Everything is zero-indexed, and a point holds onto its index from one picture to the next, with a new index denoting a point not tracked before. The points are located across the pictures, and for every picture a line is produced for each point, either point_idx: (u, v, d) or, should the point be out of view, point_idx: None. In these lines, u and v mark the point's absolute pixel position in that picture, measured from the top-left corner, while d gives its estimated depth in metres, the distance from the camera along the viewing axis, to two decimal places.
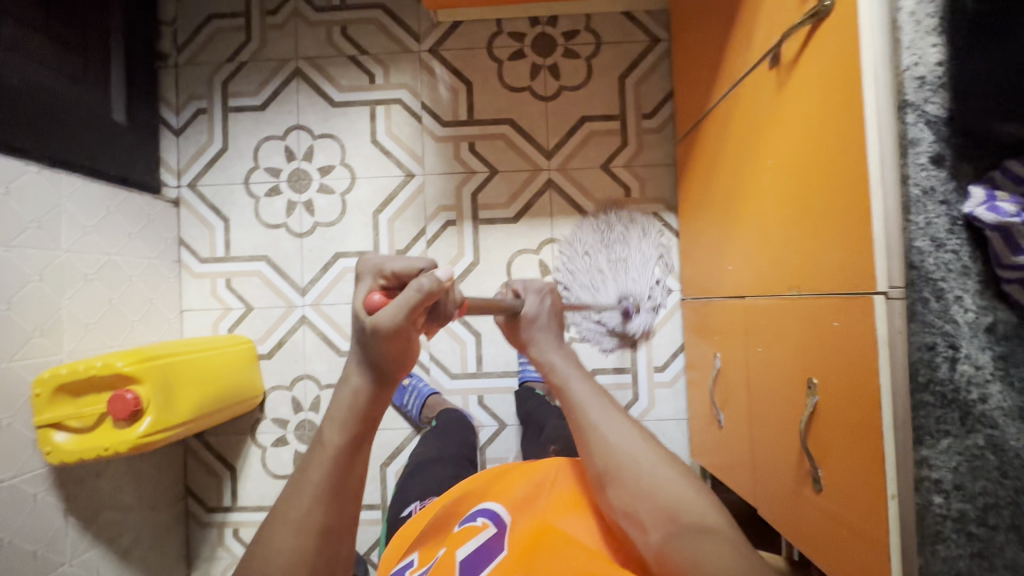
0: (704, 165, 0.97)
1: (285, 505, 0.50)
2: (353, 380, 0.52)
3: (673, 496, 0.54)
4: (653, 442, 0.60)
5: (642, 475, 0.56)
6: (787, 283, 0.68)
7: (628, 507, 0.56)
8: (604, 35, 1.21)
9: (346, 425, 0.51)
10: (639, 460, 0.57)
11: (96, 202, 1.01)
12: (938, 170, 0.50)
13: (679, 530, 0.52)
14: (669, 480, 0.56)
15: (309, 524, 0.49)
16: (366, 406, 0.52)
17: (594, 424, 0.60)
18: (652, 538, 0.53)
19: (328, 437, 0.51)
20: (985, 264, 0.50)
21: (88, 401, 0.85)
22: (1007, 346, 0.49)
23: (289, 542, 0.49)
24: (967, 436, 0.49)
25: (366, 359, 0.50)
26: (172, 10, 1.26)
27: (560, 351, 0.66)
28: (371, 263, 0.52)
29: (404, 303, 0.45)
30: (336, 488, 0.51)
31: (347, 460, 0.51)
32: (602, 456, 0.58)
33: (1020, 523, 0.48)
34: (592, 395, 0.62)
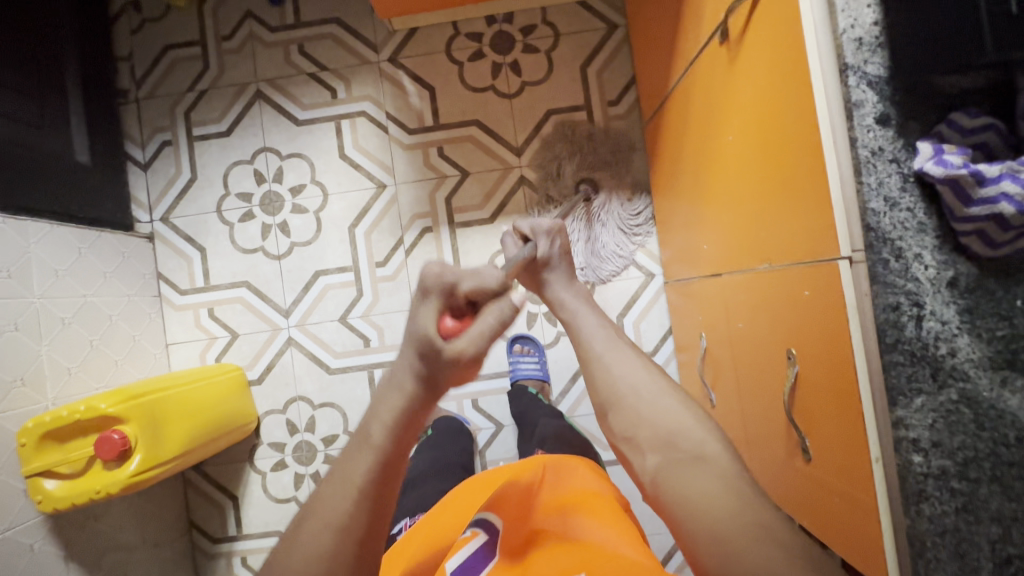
0: (671, 147, 0.97)
1: (321, 507, 0.47)
2: (406, 387, 0.48)
3: (673, 423, 0.52)
4: (655, 369, 0.57)
5: (640, 404, 0.53)
6: (758, 257, 0.68)
7: (628, 432, 0.53)
8: (561, 27, 1.21)
9: (392, 428, 0.48)
10: (640, 390, 0.54)
11: (67, 246, 1.00)
12: (884, 129, 0.50)
13: (678, 458, 0.49)
14: (670, 408, 0.53)
15: (352, 529, 0.46)
16: (412, 415, 0.49)
17: (597, 355, 0.58)
18: (649, 461, 0.51)
19: (373, 436, 0.48)
20: (942, 218, 0.49)
21: (76, 445, 0.85)
22: (971, 299, 0.49)
23: (327, 547, 0.45)
24: (940, 392, 0.49)
25: (428, 375, 0.47)
26: (128, 44, 1.26)
27: (571, 289, 0.66)
28: (442, 279, 0.46)
29: (491, 334, 0.45)
30: (378, 490, 0.48)
31: (386, 463, 0.48)
32: (605, 386, 0.56)
33: (1002, 474, 0.48)
34: (599, 329, 0.61)
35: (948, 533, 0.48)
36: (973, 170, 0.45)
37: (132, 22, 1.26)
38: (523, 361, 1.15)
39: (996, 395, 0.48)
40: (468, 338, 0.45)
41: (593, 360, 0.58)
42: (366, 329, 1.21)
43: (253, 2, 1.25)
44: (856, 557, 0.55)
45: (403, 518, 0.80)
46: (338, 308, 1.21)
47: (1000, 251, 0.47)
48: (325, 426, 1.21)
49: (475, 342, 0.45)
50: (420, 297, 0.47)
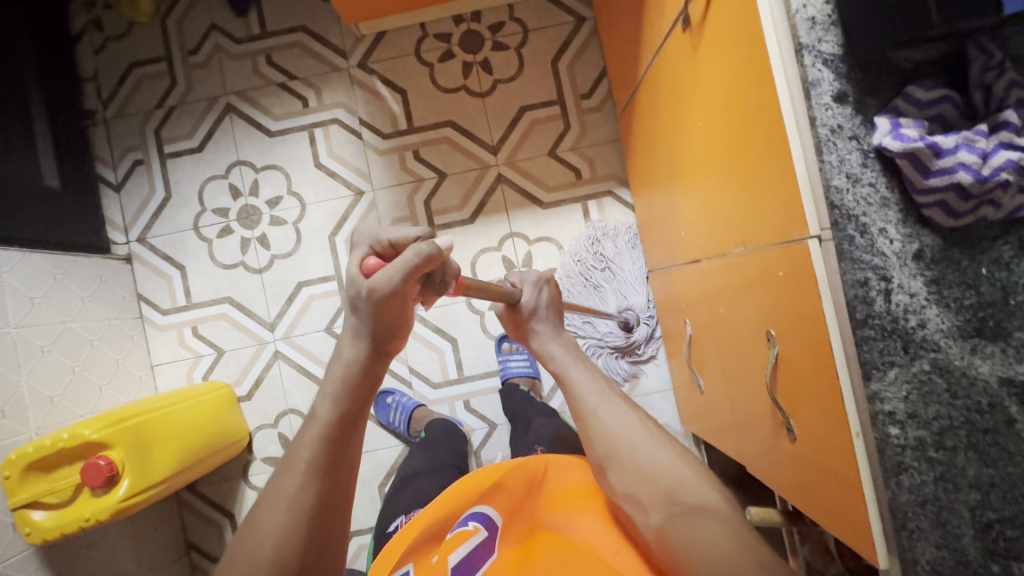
0: (644, 136, 0.97)
1: (274, 485, 0.47)
2: (347, 354, 0.50)
3: (671, 475, 0.51)
4: (650, 422, 0.56)
5: (640, 458, 0.52)
6: (733, 241, 0.68)
7: (628, 489, 0.53)
8: (530, 23, 1.21)
9: (337, 400, 0.49)
10: (638, 444, 0.53)
11: (41, 272, 0.99)
12: (842, 107, 0.50)
13: (678, 510, 0.49)
14: (666, 462, 0.52)
15: (302, 502, 0.46)
16: (357, 380, 0.50)
17: (593, 411, 0.56)
18: (652, 517, 0.50)
19: (320, 412, 0.49)
20: (904, 192, 0.50)
21: (62, 474, 0.84)
22: (937, 270, 0.49)
23: (279, 523, 0.45)
24: (912, 364, 0.49)
25: (363, 327, 0.48)
26: (92, 64, 1.24)
27: (560, 341, 0.63)
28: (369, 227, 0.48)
29: (402, 269, 0.43)
30: (328, 466, 0.48)
31: (341, 432, 0.49)
32: (602, 443, 0.55)
33: (978, 441, 0.48)
34: (591, 381, 0.58)
35: (929, 503, 0.49)
36: (930, 143, 0.45)
37: (95, 41, 1.24)
38: (513, 360, 1.15)
39: (967, 363, 0.49)
40: (379, 276, 0.43)
41: (586, 415, 0.56)
42: None
43: (218, 15, 1.23)
44: (844, 532, 0.55)
45: (398, 516, 0.80)
46: (324, 318, 1.20)
47: (962, 220, 0.48)
48: None
49: (387, 280, 0.43)
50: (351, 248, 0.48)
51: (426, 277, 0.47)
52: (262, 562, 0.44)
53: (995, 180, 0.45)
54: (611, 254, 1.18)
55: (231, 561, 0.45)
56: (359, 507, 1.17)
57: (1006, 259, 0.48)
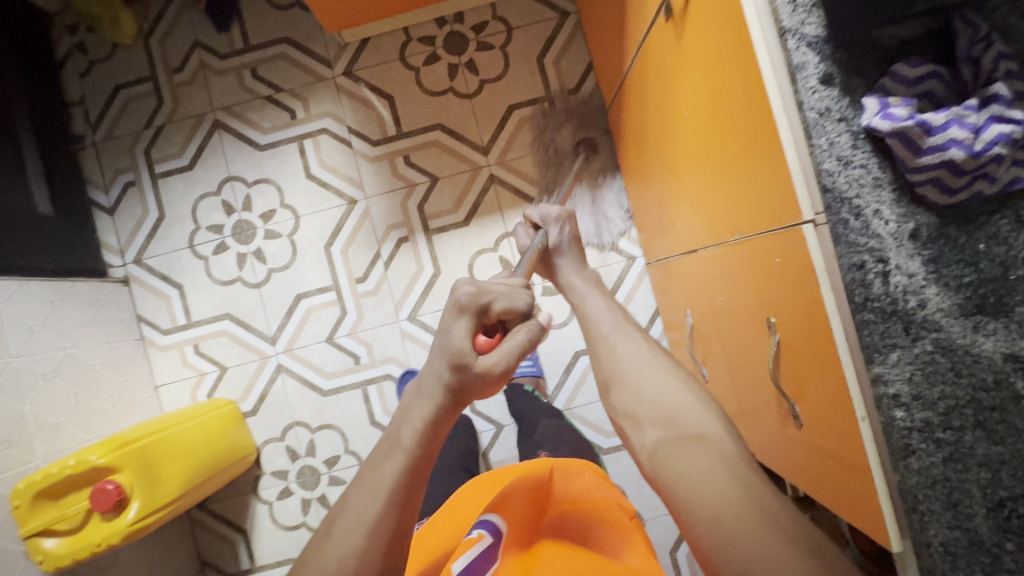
0: (634, 128, 0.96)
1: (355, 508, 0.46)
2: (435, 396, 0.50)
3: (674, 400, 0.49)
4: (659, 350, 0.55)
5: (643, 380, 0.51)
6: (728, 230, 0.67)
7: (629, 409, 0.51)
8: (513, 21, 1.20)
9: (420, 432, 0.49)
10: (642, 367, 0.52)
11: (38, 300, 0.99)
12: (829, 89, 0.50)
13: (673, 434, 0.47)
14: (668, 386, 0.50)
15: (380, 527, 0.45)
16: (442, 415, 0.50)
17: (604, 336, 0.57)
18: (647, 436, 0.49)
19: (403, 440, 0.48)
20: (896, 171, 0.49)
21: (71, 500, 0.84)
22: (935, 248, 0.48)
23: (357, 546, 0.44)
24: (915, 345, 0.49)
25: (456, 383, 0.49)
26: (78, 88, 1.24)
27: (581, 274, 0.67)
28: (476, 298, 0.51)
29: (521, 347, 0.50)
30: (407, 490, 0.47)
31: (415, 469, 0.48)
32: (608, 364, 0.54)
33: (985, 420, 0.48)
34: (606, 311, 0.60)
35: (938, 484, 0.48)
36: (919, 121, 0.45)
37: (80, 65, 1.24)
38: None
39: (969, 341, 0.48)
40: (498, 351, 0.49)
41: (600, 341, 0.57)
42: (355, 346, 1.20)
43: (200, 31, 1.23)
44: (857, 518, 0.54)
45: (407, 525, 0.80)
46: (324, 328, 1.20)
47: (957, 197, 0.47)
48: (326, 448, 1.20)
49: (505, 357, 0.49)
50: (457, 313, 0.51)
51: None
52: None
53: (988, 154, 0.44)
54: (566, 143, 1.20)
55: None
56: None
57: (1004, 234, 0.47)
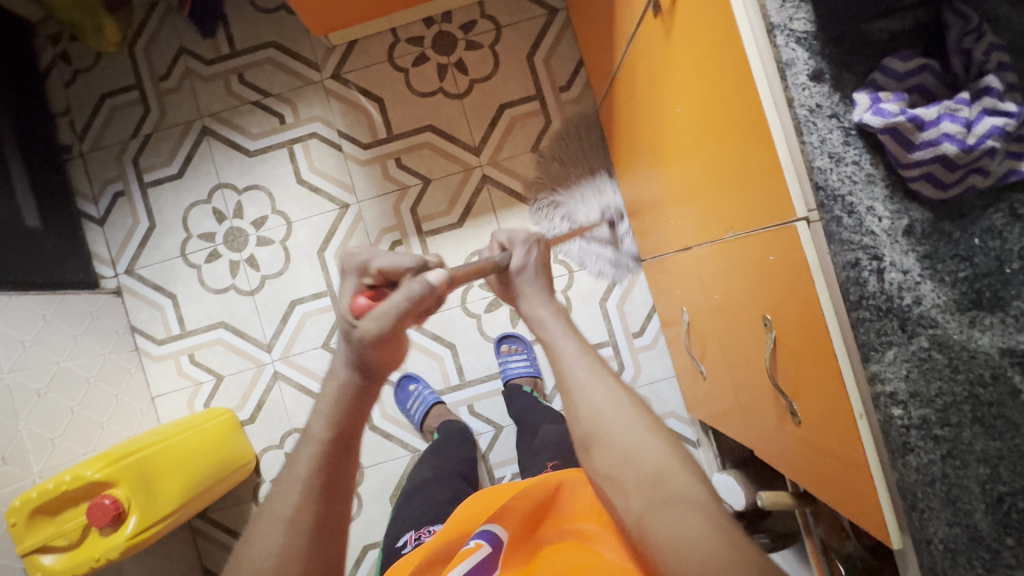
0: (626, 124, 0.95)
1: (275, 504, 0.47)
2: (340, 375, 0.51)
3: (659, 460, 0.49)
4: (640, 404, 0.54)
5: (627, 442, 0.51)
6: (721, 228, 0.66)
7: (612, 471, 0.51)
8: (501, 19, 1.19)
9: (331, 419, 0.50)
10: (623, 426, 0.52)
11: (29, 314, 0.97)
12: (819, 85, 0.49)
13: (662, 500, 0.47)
14: (652, 447, 0.50)
15: (300, 521, 0.46)
16: (351, 402, 0.51)
17: (579, 386, 0.54)
18: (634, 501, 0.48)
19: (314, 431, 0.50)
20: (888, 167, 0.49)
21: (68, 516, 0.83)
22: (929, 244, 0.48)
23: (278, 543, 0.45)
24: (911, 342, 0.48)
25: (353, 356, 0.50)
26: (63, 98, 1.22)
27: (550, 305, 0.61)
28: (357, 261, 0.54)
29: (396, 308, 0.48)
30: (326, 485, 0.48)
31: (330, 455, 0.49)
32: (588, 419, 0.53)
33: (982, 415, 0.47)
34: (579, 355, 0.56)
35: (937, 481, 0.48)
36: (911, 117, 0.44)
37: (64, 75, 1.22)
38: (513, 361, 1.15)
39: (966, 337, 0.48)
40: (371, 316, 0.48)
41: (571, 391, 0.55)
42: None
43: (185, 37, 1.22)
44: (857, 516, 0.54)
45: (406, 531, 0.79)
46: (320, 334, 1.19)
47: (951, 192, 0.46)
48: None
49: (380, 319, 0.48)
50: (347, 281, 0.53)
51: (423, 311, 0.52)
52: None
53: (981, 149, 0.43)
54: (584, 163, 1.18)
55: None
56: (372, 520, 1.15)
57: (998, 227, 0.47)
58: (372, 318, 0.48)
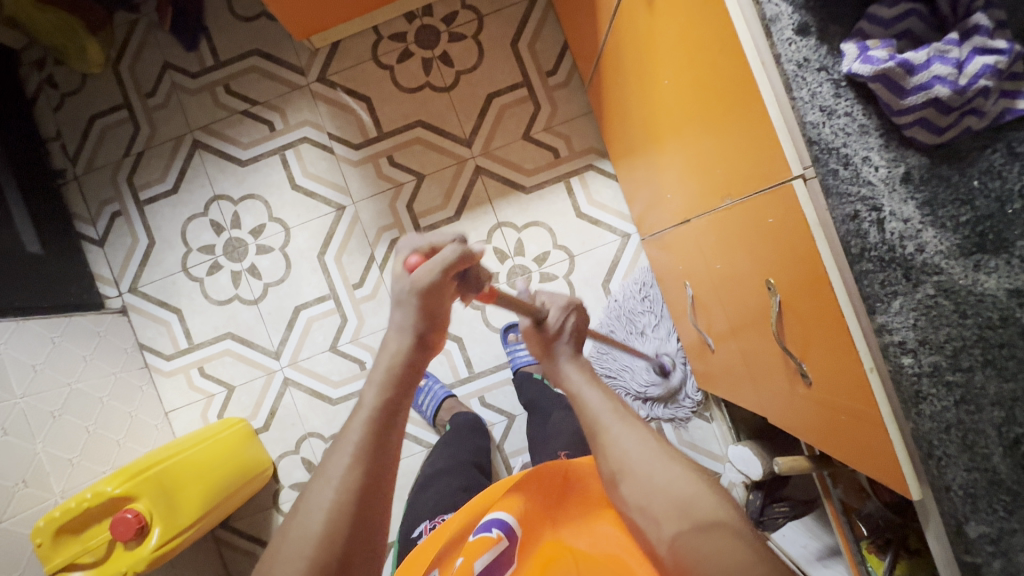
0: (615, 103, 0.95)
1: (327, 464, 0.48)
2: (395, 345, 0.53)
3: (689, 488, 0.51)
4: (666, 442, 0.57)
5: (654, 473, 0.53)
6: (718, 195, 0.66)
7: (641, 502, 0.53)
8: (482, 8, 1.19)
9: (384, 386, 0.52)
10: (651, 461, 0.54)
11: (38, 338, 0.98)
12: (806, 40, 0.49)
13: (691, 527, 0.48)
14: (677, 477, 0.52)
15: (350, 480, 0.47)
16: (404, 367, 0.53)
17: (607, 428, 0.57)
18: (665, 530, 0.50)
19: (366, 400, 0.51)
20: (883, 117, 0.48)
21: (94, 532, 0.84)
22: (928, 190, 0.47)
23: (328, 500, 0.46)
24: (916, 290, 0.48)
25: (408, 321, 0.52)
26: (53, 124, 1.23)
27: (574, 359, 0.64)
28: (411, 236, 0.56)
29: (444, 260, 0.49)
30: (377, 449, 0.49)
31: (383, 426, 0.50)
32: (616, 459, 0.55)
33: (994, 357, 0.46)
34: (605, 404, 0.59)
35: (953, 428, 0.47)
36: (901, 61, 0.44)
37: (52, 100, 1.23)
38: (520, 349, 1.14)
39: (972, 281, 0.47)
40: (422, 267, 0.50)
41: (599, 432, 0.58)
42: (359, 352, 1.19)
43: (169, 52, 1.22)
44: (876, 470, 0.54)
45: (422, 522, 0.80)
46: (327, 338, 1.20)
47: (946, 136, 0.46)
48: None
49: (430, 270, 0.49)
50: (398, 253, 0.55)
51: (464, 279, 0.53)
52: (312, 538, 0.44)
53: (974, 88, 0.43)
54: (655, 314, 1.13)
55: (282, 537, 0.46)
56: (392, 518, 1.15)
57: (997, 167, 0.46)
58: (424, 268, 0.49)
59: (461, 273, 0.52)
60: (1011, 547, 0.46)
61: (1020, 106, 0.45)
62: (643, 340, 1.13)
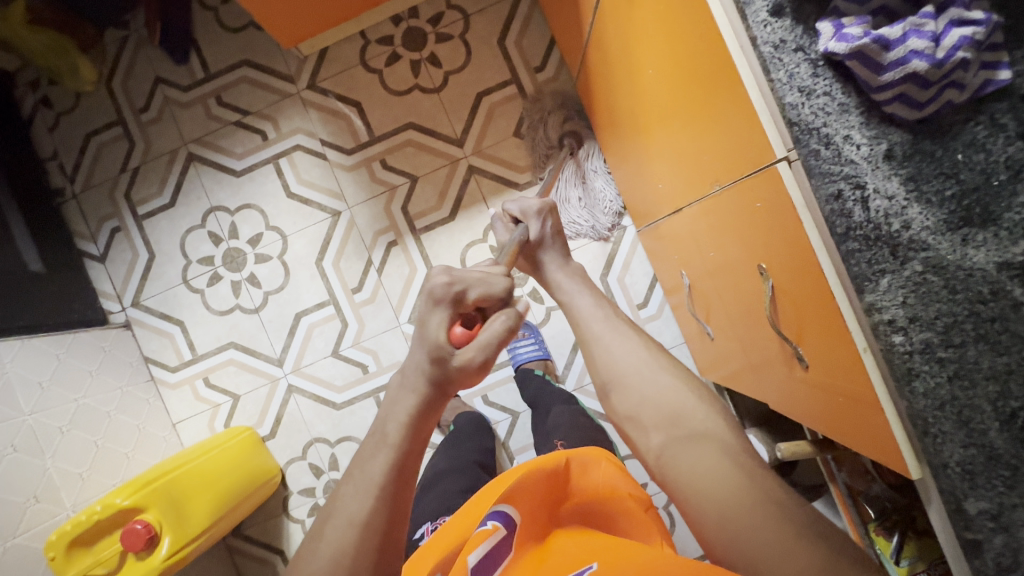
0: (603, 94, 0.94)
1: (346, 508, 0.49)
2: (418, 387, 0.54)
3: (678, 402, 0.54)
4: (659, 349, 0.60)
5: (641, 382, 0.56)
6: (707, 182, 0.65)
7: (631, 412, 0.56)
8: (468, 7, 1.19)
9: (407, 427, 0.53)
10: (640, 369, 0.57)
11: (43, 355, 0.99)
12: (780, 21, 0.49)
13: (681, 433, 0.51)
14: (667, 387, 0.55)
15: (374, 524, 0.49)
16: (423, 407, 0.54)
17: (589, 326, 0.62)
18: (653, 439, 0.53)
19: (390, 436, 0.53)
20: (862, 94, 0.48)
21: (105, 544, 0.85)
22: (912, 166, 0.47)
23: (352, 545, 0.48)
24: (904, 267, 0.47)
25: (437, 376, 0.54)
26: (51, 143, 1.24)
27: (564, 268, 0.70)
28: (449, 288, 0.54)
29: (500, 338, 0.52)
30: (396, 488, 0.51)
31: (403, 461, 0.52)
32: (607, 367, 0.58)
33: (985, 332, 0.46)
34: (594, 308, 0.64)
35: (947, 404, 0.47)
36: (876, 38, 0.44)
37: (48, 119, 1.24)
38: (521, 346, 1.14)
39: (960, 256, 0.46)
40: (475, 349, 0.52)
41: (591, 342, 0.61)
42: (361, 356, 1.20)
43: (160, 67, 1.23)
44: (878, 453, 0.53)
45: (424, 524, 0.81)
46: (329, 343, 1.20)
47: (927, 110, 0.45)
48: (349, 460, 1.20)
49: (484, 348, 0.52)
50: (434, 306, 0.54)
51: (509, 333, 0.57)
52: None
53: (953, 61, 0.42)
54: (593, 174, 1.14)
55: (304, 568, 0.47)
56: None
57: (980, 140, 0.46)
58: (477, 349, 0.52)
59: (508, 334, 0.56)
60: (1012, 522, 0.46)
61: (1001, 76, 0.44)
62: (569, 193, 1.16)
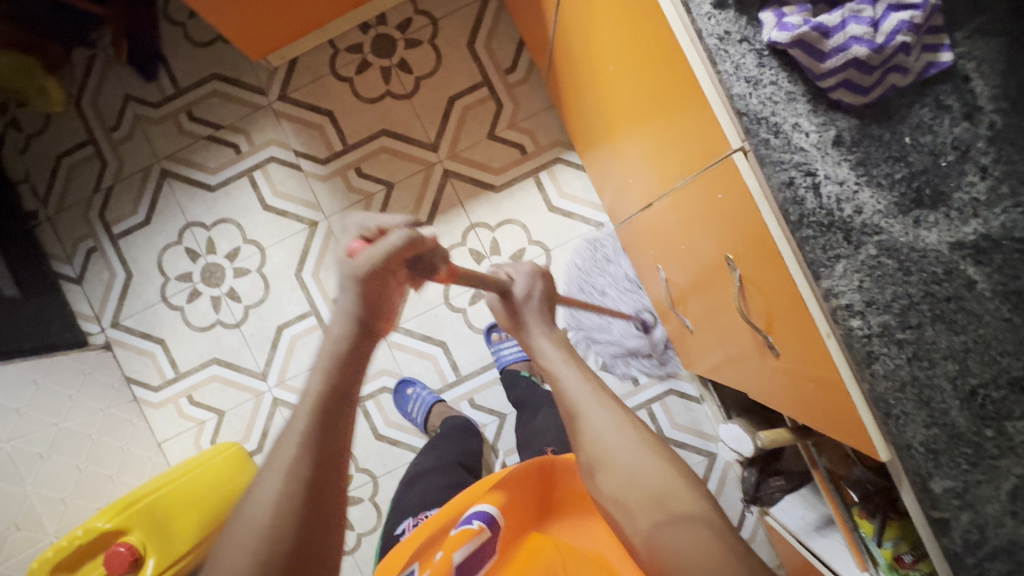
0: (571, 93, 0.94)
1: (272, 459, 0.48)
2: (338, 329, 0.52)
3: (663, 483, 0.54)
4: (642, 426, 0.58)
5: (627, 464, 0.55)
6: (673, 176, 0.66)
7: (616, 495, 0.54)
8: (435, 12, 1.19)
9: (327, 374, 0.51)
10: (628, 452, 0.55)
11: (20, 381, 0.97)
12: (724, 13, 0.50)
13: (666, 520, 0.52)
14: (651, 466, 0.55)
15: (298, 475, 0.47)
16: (348, 352, 0.52)
17: (579, 406, 0.59)
18: (641, 523, 0.53)
19: (311, 388, 0.51)
20: (808, 82, 0.48)
21: (91, 567, 0.86)
22: (861, 151, 0.47)
23: (275, 495, 0.46)
24: (858, 252, 0.48)
25: (351, 306, 0.51)
26: (21, 166, 1.23)
27: (551, 334, 0.66)
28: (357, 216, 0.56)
29: (388, 247, 0.50)
30: (322, 435, 0.49)
31: (331, 415, 0.50)
32: (593, 445, 0.56)
33: (941, 311, 0.47)
34: (580, 384, 0.60)
35: (908, 385, 0.47)
36: (815, 26, 0.44)
37: (17, 142, 1.23)
38: (504, 348, 1.14)
39: (913, 237, 0.47)
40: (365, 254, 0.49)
41: (576, 416, 0.58)
42: None
43: (129, 85, 1.22)
44: (848, 437, 0.54)
45: (405, 520, 0.82)
46: (312, 354, 1.20)
47: (872, 95, 0.46)
48: None
49: (373, 258, 0.50)
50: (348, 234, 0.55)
51: (415, 262, 0.55)
52: (262, 539, 0.45)
53: (892, 45, 0.43)
54: (612, 256, 1.15)
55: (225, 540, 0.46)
56: None
57: (926, 122, 0.47)
58: (365, 254, 0.50)
59: (414, 260, 0.54)
60: (976, 498, 0.47)
61: (942, 59, 0.45)
62: (615, 305, 1.13)
